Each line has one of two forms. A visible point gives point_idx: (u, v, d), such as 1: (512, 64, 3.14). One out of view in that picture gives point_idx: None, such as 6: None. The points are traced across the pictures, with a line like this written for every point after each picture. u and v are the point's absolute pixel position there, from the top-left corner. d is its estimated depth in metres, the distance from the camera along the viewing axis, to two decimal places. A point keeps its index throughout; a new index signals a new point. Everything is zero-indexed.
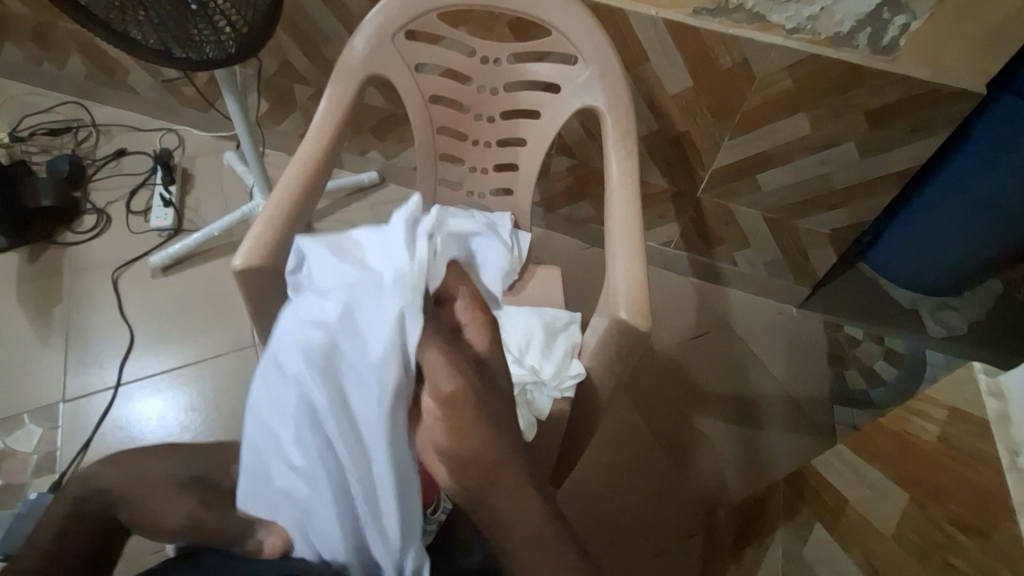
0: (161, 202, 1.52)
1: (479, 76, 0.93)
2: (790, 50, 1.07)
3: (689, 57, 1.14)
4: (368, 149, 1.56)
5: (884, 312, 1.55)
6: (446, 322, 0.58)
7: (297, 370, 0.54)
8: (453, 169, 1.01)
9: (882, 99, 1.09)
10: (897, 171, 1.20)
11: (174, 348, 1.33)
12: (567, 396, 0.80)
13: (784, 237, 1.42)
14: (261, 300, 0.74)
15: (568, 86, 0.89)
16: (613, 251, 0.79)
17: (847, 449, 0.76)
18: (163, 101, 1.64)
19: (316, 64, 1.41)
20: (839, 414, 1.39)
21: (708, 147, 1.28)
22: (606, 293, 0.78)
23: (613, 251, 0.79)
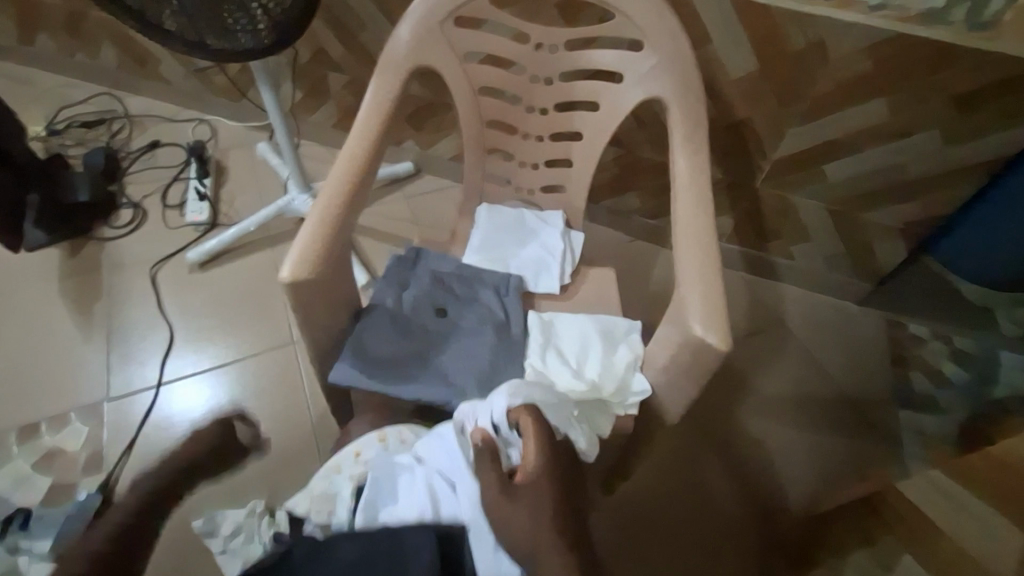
0: (196, 196, 1.49)
1: (531, 65, 0.86)
2: (870, 28, 0.97)
3: (755, 38, 1.04)
4: (403, 139, 1.50)
5: (953, 310, 1.42)
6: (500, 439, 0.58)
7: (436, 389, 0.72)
8: (501, 164, 0.94)
9: (974, 80, 0.99)
10: (982, 160, 1.10)
11: (213, 346, 1.32)
12: (631, 412, 0.73)
13: (848, 230, 1.32)
14: (310, 313, 0.70)
15: (630, 74, 0.82)
16: (684, 259, 0.72)
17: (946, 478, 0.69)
18: (196, 91, 1.61)
19: (351, 51, 1.35)
20: (906, 420, 1.30)
21: (769, 135, 1.19)
22: (677, 305, 0.71)
23: (682, 258, 0.72)
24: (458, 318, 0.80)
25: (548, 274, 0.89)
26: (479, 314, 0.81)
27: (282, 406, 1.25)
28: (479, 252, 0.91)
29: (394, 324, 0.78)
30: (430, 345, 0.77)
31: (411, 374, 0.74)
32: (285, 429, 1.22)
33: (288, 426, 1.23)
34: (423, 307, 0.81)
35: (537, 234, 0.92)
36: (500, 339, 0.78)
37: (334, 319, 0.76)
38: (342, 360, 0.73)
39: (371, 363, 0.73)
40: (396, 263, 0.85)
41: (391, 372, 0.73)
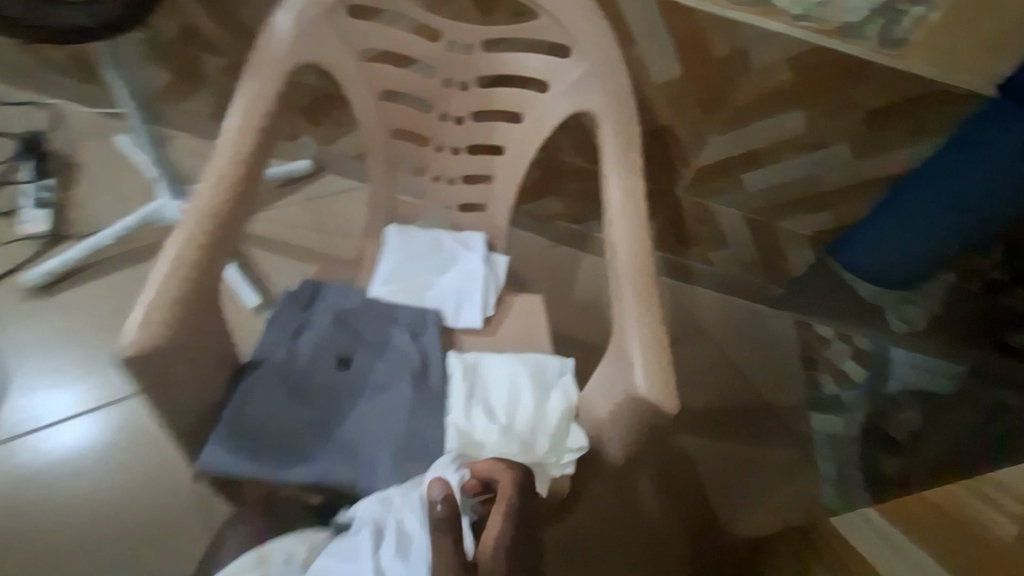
0: (33, 200, 1.21)
1: (443, 66, 0.74)
2: (792, 40, 0.95)
3: (680, 43, 0.99)
4: (298, 134, 1.31)
5: (853, 311, 1.49)
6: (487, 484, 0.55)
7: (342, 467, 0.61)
8: (413, 180, 0.82)
9: (885, 97, 1.00)
10: (886, 173, 1.14)
11: (60, 389, 1.06)
12: (567, 472, 0.65)
13: (764, 238, 1.34)
14: (166, 388, 0.55)
15: (558, 84, 0.73)
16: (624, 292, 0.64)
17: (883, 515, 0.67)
18: (29, 67, 1.30)
19: (228, 30, 1.14)
20: (817, 421, 1.36)
21: (693, 144, 1.15)
22: (618, 346, 0.63)
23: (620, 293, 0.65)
24: (365, 373, 0.69)
25: (469, 307, 0.79)
26: (391, 362, 0.70)
27: (150, 459, 1.02)
28: (389, 283, 0.79)
29: (285, 387, 0.64)
30: (332, 408, 0.65)
31: (304, 453, 0.62)
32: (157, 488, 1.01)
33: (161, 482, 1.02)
34: (322, 359, 0.68)
35: (456, 260, 0.81)
36: (418, 397, 0.67)
37: (205, 383, 0.61)
38: (217, 440, 0.59)
39: (250, 445, 0.60)
40: (287, 303, 0.70)
41: (275, 453, 0.60)
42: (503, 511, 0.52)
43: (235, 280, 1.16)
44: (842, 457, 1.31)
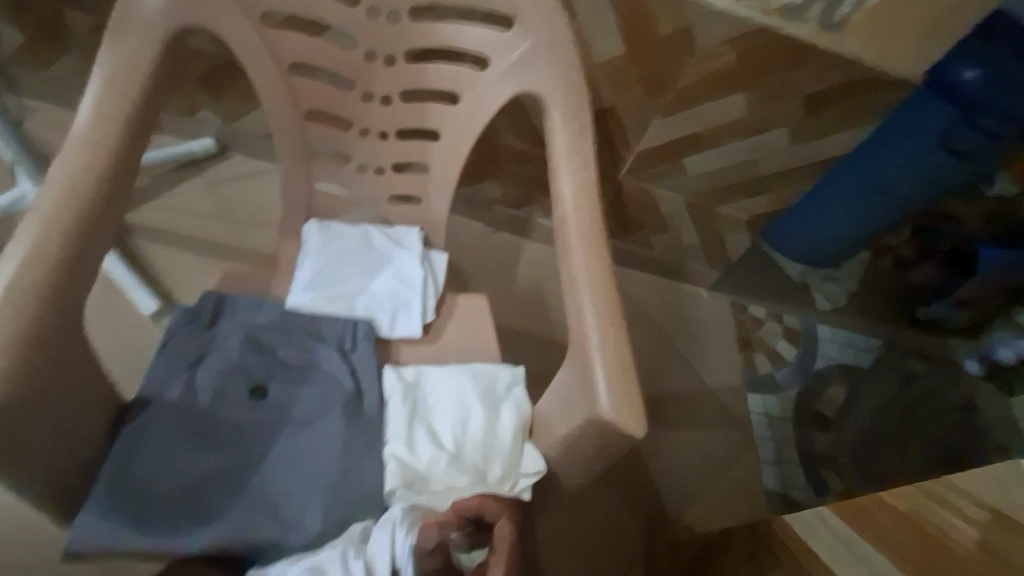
0: None
1: (364, 36, 0.63)
2: (735, 19, 0.91)
3: (623, 18, 0.93)
4: (196, 107, 1.13)
5: (781, 288, 1.55)
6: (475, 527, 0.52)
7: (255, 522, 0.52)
8: (334, 169, 0.71)
9: (822, 82, 1.00)
10: (820, 158, 1.15)
11: None
12: (522, 496, 0.58)
13: (704, 222, 1.33)
14: (8, 451, 0.42)
15: (498, 60, 0.64)
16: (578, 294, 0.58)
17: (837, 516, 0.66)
18: None
19: None
20: (754, 401, 1.39)
21: (635, 126, 1.11)
22: (576, 354, 0.58)
23: (574, 293, 0.59)
24: (287, 399, 0.59)
25: (406, 314, 0.70)
26: (314, 390, 0.60)
27: (12, 505, 0.84)
28: (311, 290, 0.68)
29: (182, 432, 0.54)
30: (243, 452, 0.55)
31: (213, 511, 0.52)
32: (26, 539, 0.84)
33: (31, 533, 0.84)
34: (229, 392, 0.57)
35: (388, 261, 0.72)
36: (350, 426, 0.59)
37: (73, 434, 0.48)
38: (90, 505, 0.48)
39: (150, 509, 0.50)
40: (183, 324, 0.58)
41: (182, 515, 0.50)
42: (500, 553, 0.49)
43: (109, 264, 0.99)
44: (779, 436, 1.36)
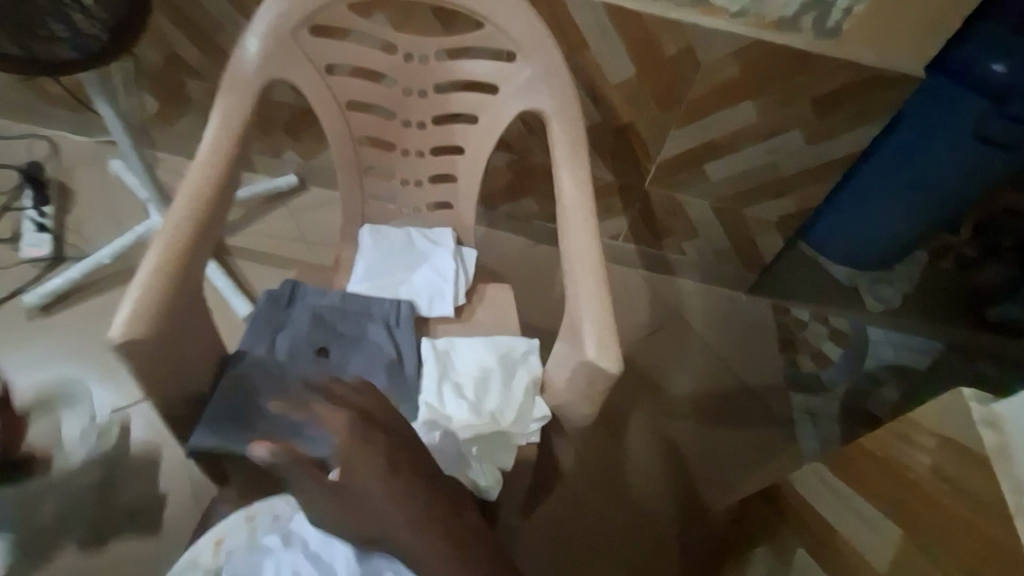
0: (33, 226, 1.28)
1: (402, 76, 0.81)
2: (734, 36, 1.01)
3: (631, 44, 1.05)
4: (282, 150, 1.38)
5: (826, 290, 1.58)
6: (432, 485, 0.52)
7: None
8: (382, 184, 0.88)
9: (828, 84, 1.06)
10: (840, 156, 1.19)
11: None
12: (532, 440, 0.71)
13: (733, 225, 1.39)
14: (151, 376, 0.59)
15: (508, 86, 0.79)
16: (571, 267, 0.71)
17: (829, 471, 0.71)
18: (27, 102, 1.38)
19: (210, 57, 1.22)
20: (796, 400, 1.39)
21: (654, 138, 1.21)
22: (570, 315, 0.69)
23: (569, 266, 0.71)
24: (342, 364, 0.74)
25: (441, 299, 0.84)
26: (365, 353, 0.75)
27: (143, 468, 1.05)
28: (365, 281, 0.84)
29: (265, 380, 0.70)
30: None
31: None
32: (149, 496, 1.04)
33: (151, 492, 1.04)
34: (301, 353, 0.73)
35: (426, 256, 0.87)
36: (392, 385, 0.73)
37: (190, 376, 0.66)
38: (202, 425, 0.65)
39: (228, 421, 0.65)
40: (268, 302, 0.76)
41: (246, 427, 0.65)
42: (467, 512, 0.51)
43: (212, 274, 1.23)
44: (824, 436, 1.35)
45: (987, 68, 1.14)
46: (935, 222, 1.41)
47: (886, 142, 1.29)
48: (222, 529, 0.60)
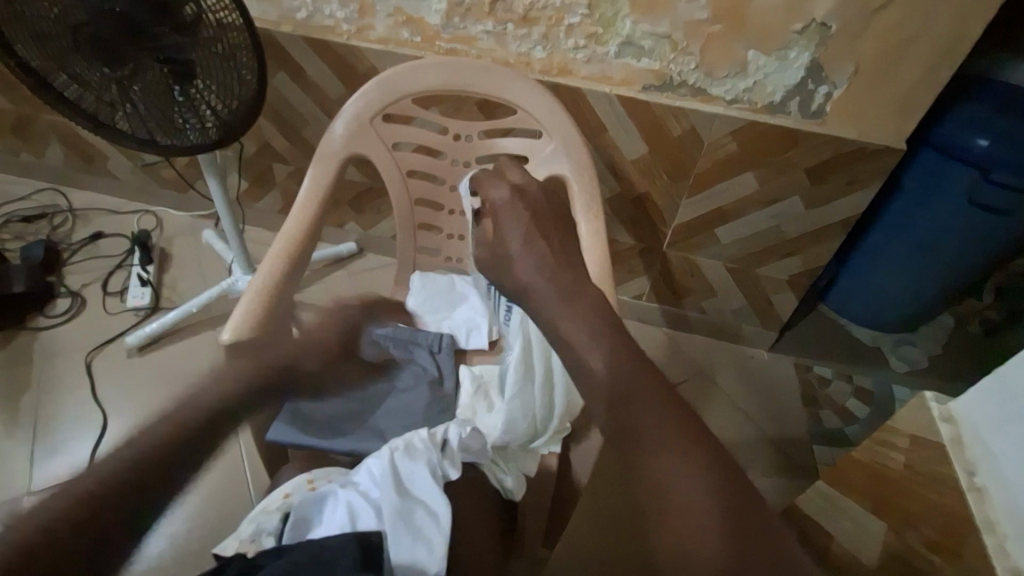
0: (138, 282, 1.51)
1: (452, 151, 1.02)
2: (730, 118, 1.19)
3: (643, 127, 1.25)
4: (345, 221, 1.59)
5: (849, 350, 1.62)
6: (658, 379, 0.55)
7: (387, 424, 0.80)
8: (431, 238, 1.06)
9: (818, 156, 1.21)
10: (840, 220, 1.32)
11: None
12: (553, 450, 0.85)
13: (748, 284, 1.50)
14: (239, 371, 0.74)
15: (536, 157, 0.98)
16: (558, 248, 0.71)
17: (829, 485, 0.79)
18: (141, 183, 1.67)
19: (294, 144, 1.48)
20: (819, 453, 1.42)
21: (669, 206, 1.38)
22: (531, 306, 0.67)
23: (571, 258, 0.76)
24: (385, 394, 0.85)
25: (478, 332, 0.94)
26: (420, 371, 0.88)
27: (216, 488, 1.20)
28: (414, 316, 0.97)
29: None
30: (365, 405, 0.83)
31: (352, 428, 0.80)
32: (224, 509, 1.17)
33: (228, 504, 1.18)
34: None
35: (466, 296, 0.97)
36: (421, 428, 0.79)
37: None
38: (280, 420, 0.78)
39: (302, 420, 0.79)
40: None
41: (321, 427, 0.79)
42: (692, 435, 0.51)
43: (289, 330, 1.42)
44: None
45: (970, 143, 1.20)
46: (952, 285, 1.47)
47: (886, 211, 1.40)
48: (287, 485, 0.64)
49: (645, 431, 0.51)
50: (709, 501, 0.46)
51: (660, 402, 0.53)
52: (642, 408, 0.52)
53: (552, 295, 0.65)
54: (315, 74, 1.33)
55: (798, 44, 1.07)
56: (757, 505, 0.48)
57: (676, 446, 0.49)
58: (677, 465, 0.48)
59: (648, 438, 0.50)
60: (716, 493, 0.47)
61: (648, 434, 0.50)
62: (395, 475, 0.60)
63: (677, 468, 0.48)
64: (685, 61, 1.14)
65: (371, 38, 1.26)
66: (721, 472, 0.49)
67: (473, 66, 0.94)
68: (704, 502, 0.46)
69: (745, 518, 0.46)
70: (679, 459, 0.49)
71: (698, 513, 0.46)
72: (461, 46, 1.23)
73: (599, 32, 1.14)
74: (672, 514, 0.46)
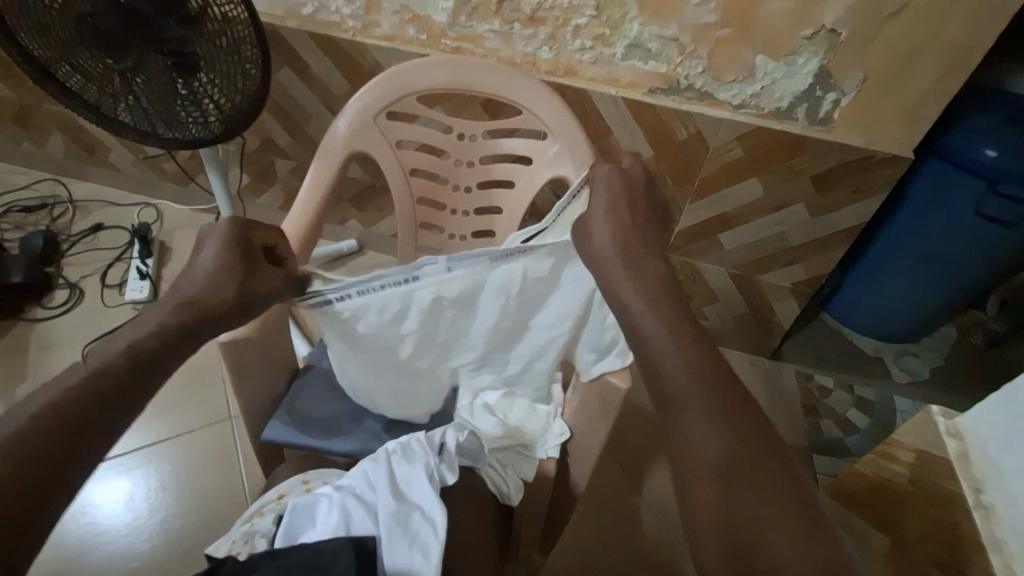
0: (137, 275, 1.50)
1: (456, 151, 1.00)
2: (737, 123, 1.18)
3: (648, 130, 1.24)
4: (346, 219, 1.58)
5: (851, 359, 1.62)
6: (686, 326, 0.59)
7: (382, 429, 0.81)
8: (433, 238, 1.06)
9: (825, 164, 1.20)
10: (845, 228, 1.31)
11: (138, 425, 1.25)
12: (551, 455, 0.81)
13: (751, 291, 1.49)
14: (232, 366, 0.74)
15: (541, 158, 0.97)
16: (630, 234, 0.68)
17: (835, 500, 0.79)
18: (143, 176, 1.66)
19: (297, 139, 1.48)
20: (819, 463, 1.41)
21: (672, 210, 1.37)
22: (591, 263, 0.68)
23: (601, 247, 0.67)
24: None
25: None
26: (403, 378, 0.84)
27: (210, 486, 1.19)
28: None
29: (327, 389, 0.85)
30: (360, 408, 0.84)
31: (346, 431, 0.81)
32: (219, 506, 1.16)
33: (223, 501, 1.17)
34: None
35: None
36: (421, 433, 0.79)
37: (268, 377, 0.79)
38: (275, 419, 0.79)
39: (296, 421, 0.79)
40: None
41: (313, 428, 0.79)
42: (724, 381, 0.55)
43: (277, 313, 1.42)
44: None
45: (979, 154, 1.19)
46: (959, 296, 1.46)
47: (892, 221, 1.39)
48: (282, 486, 0.63)
49: (681, 372, 0.55)
50: (727, 442, 0.52)
51: (694, 353, 0.57)
52: (681, 354, 0.56)
53: (612, 259, 0.65)
54: (320, 70, 1.33)
55: (807, 49, 1.06)
56: (774, 443, 0.53)
57: (708, 388, 0.54)
58: (703, 409, 0.53)
59: (681, 376, 0.55)
60: (736, 433, 0.52)
61: (680, 375, 0.55)
62: (392, 479, 0.58)
63: (705, 410, 0.53)
64: (691, 65, 1.13)
65: (377, 35, 1.25)
66: (746, 416, 0.53)
67: (478, 64, 0.93)
68: (719, 445, 0.52)
69: (761, 458, 0.51)
70: (708, 401, 0.53)
71: (712, 455, 0.51)
72: (467, 45, 1.22)
73: (605, 34, 1.13)
74: (691, 445, 0.52)
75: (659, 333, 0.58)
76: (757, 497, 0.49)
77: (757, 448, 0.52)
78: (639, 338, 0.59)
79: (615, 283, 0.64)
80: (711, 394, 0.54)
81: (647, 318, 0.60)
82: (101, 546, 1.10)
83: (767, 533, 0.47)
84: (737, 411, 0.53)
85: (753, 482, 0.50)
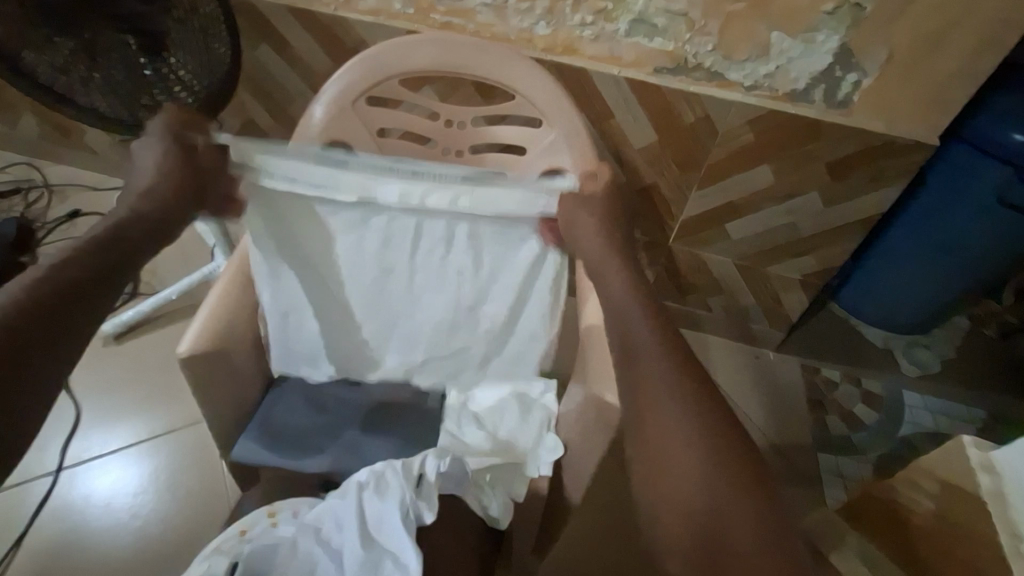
0: None
1: (443, 139, 0.92)
2: (749, 106, 1.10)
3: (652, 112, 1.15)
4: None
5: (859, 351, 1.56)
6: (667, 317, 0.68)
7: (361, 444, 0.77)
8: None
9: (842, 149, 1.12)
10: (859, 219, 1.23)
11: (116, 426, 1.20)
12: (544, 473, 0.76)
13: (759, 283, 1.42)
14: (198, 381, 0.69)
15: (535, 148, 0.89)
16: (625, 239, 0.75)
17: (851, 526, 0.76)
18: (121, 159, 1.58)
19: (280, 121, 1.39)
20: (824, 461, 1.36)
21: (676, 198, 1.29)
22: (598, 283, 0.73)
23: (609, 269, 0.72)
24: (360, 410, 0.81)
25: None
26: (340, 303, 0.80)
27: (193, 488, 1.15)
28: None
29: (303, 400, 0.81)
30: (338, 419, 0.79)
31: (321, 446, 0.76)
32: (201, 509, 1.12)
33: (204, 505, 1.13)
34: (336, 377, 0.84)
35: None
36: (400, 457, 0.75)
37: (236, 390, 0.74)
38: (246, 437, 0.75)
39: (269, 439, 0.75)
40: None
41: (286, 447, 0.75)
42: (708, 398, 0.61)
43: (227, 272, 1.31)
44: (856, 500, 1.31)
45: (1007, 140, 1.12)
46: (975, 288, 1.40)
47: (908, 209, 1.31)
48: (246, 520, 0.59)
49: (670, 396, 0.60)
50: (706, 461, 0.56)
51: (679, 369, 0.62)
52: (670, 371, 0.62)
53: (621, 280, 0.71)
54: (301, 47, 1.24)
55: (827, 26, 0.97)
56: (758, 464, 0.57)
57: (687, 409, 0.60)
58: (683, 430, 0.58)
59: (661, 398, 0.61)
60: (714, 454, 0.57)
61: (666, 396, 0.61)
62: (364, 523, 0.56)
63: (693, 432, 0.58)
64: (701, 42, 1.04)
65: (361, 9, 1.16)
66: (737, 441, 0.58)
67: (467, 43, 0.85)
68: (699, 465, 0.56)
69: (744, 483, 0.55)
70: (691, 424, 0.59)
71: (690, 475, 0.56)
72: (458, 20, 1.12)
73: (608, 8, 1.04)
74: (669, 466, 0.58)
75: (650, 363, 0.64)
76: (744, 528, 0.52)
77: (739, 473, 0.56)
78: (632, 369, 0.64)
79: (618, 298, 0.70)
80: (693, 418, 0.59)
81: (643, 334, 0.66)
82: (77, 551, 1.06)
83: (729, 538, 0.53)
84: (715, 435, 0.58)
85: (735, 512, 0.53)
